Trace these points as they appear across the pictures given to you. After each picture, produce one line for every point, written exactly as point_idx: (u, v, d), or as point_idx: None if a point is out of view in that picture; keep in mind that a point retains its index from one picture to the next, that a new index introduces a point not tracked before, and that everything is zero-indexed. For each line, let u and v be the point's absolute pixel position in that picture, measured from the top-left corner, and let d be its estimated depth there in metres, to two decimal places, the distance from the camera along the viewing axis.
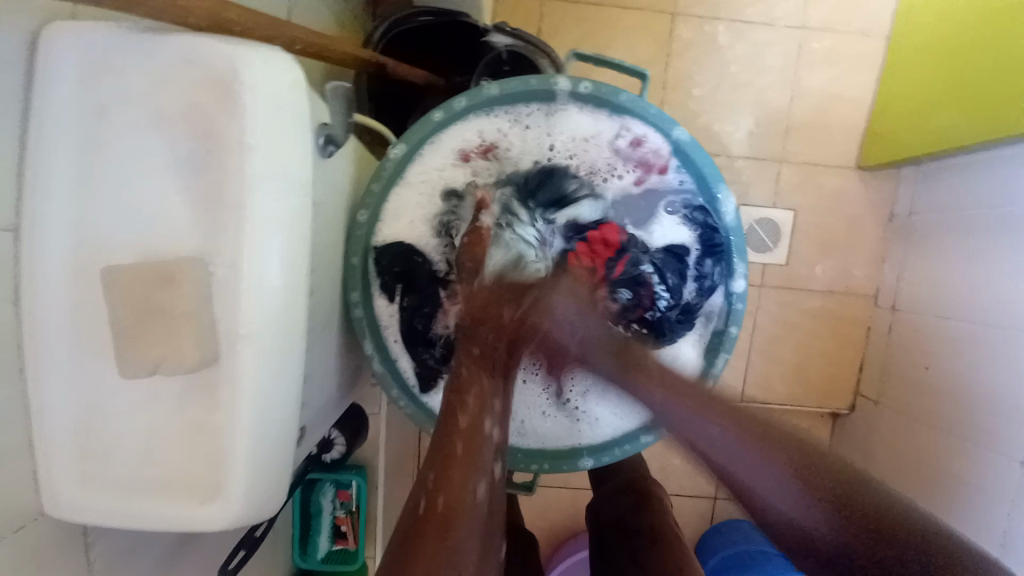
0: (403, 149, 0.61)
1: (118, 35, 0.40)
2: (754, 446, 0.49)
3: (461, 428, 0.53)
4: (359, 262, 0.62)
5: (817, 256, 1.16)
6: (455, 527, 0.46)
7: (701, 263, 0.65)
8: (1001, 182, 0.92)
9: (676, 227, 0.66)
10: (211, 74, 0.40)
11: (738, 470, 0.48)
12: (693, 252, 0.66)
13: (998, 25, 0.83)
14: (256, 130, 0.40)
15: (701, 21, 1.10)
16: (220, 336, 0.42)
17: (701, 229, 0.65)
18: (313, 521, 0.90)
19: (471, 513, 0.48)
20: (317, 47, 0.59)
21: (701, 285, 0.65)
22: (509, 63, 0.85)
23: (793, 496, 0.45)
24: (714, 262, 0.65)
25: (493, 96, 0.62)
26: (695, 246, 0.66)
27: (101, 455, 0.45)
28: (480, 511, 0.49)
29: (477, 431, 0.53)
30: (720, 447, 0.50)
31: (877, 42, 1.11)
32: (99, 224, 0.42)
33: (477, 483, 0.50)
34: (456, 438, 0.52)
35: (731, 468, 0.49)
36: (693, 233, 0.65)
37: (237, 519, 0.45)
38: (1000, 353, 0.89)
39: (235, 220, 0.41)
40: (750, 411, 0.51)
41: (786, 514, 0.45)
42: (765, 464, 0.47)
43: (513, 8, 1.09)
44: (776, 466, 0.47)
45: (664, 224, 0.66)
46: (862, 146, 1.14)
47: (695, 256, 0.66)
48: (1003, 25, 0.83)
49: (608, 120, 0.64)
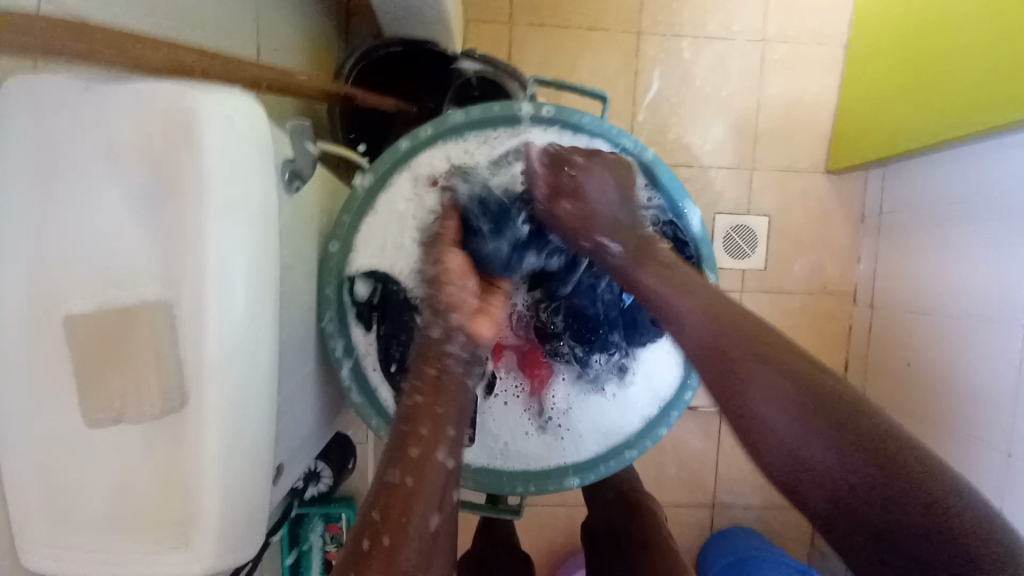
0: (372, 178, 0.62)
1: (70, 83, 0.41)
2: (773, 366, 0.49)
3: (414, 449, 0.49)
4: (333, 292, 0.62)
5: (793, 258, 1.18)
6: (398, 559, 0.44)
7: None
8: (969, 179, 0.94)
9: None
10: (162, 119, 0.41)
11: (743, 392, 0.49)
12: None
13: (946, 31, 0.88)
14: (210, 170, 0.41)
15: (664, 38, 1.14)
16: (186, 374, 0.42)
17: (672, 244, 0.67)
18: (302, 559, 0.88)
19: (424, 534, 0.46)
20: (281, 84, 0.60)
21: None
22: (478, 88, 0.87)
23: (802, 419, 0.46)
24: None
25: (460, 123, 0.63)
26: None
27: (65, 506, 0.44)
28: (432, 535, 0.47)
29: (434, 456, 0.50)
30: (740, 366, 0.50)
31: (834, 50, 1.15)
32: (52, 272, 0.42)
33: (433, 513, 0.47)
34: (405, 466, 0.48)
35: (736, 389, 0.50)
36: None
37: (209, 560, 0.44)
38: (978, 343, 0.91)
39: (195, 259, 0.41)
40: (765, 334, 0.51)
41: (793, 439, 0.46)
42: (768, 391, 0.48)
43: (480, 33, 1.12)
44: (784, 398, 0.47)
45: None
46: (829, 150, 1.17)
47: None
48: (951, 31, 0.87)
49: (573, 142, 0.65)
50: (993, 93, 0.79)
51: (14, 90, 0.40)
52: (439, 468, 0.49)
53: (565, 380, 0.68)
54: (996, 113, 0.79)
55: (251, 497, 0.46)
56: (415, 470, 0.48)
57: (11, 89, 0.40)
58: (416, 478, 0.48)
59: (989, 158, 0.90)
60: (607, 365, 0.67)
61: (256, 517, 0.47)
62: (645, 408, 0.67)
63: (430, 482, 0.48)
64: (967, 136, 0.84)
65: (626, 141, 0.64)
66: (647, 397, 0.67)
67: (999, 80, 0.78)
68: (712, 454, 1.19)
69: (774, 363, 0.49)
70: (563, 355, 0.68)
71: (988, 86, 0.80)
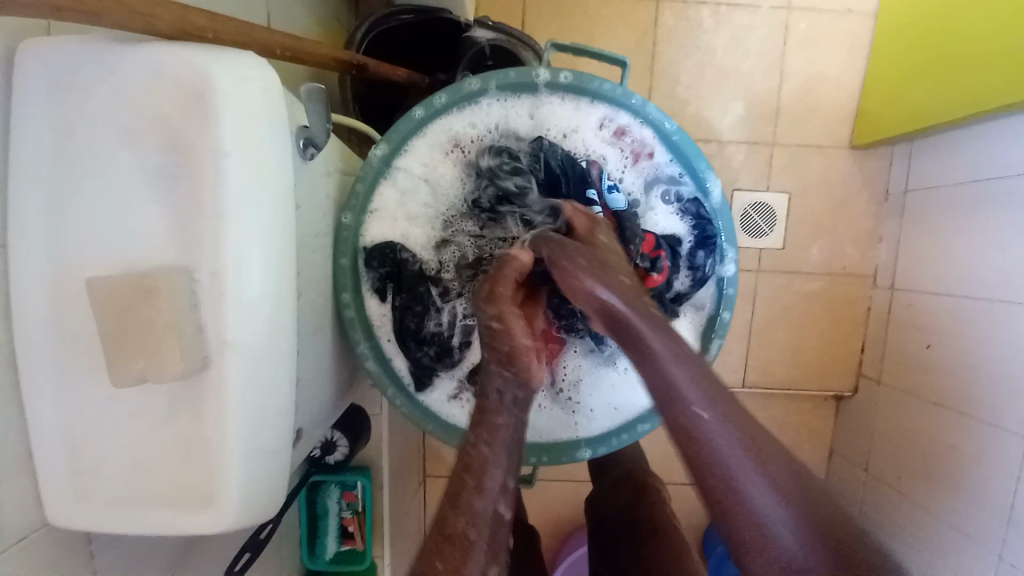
0: (387, 148, 0.61)
1: (83, 45, 0.40)
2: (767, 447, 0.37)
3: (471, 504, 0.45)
4: (348, 263, 0.62)
5: (812, 238, 1.15)
6: None
7: (693, 255, 0.65)
8: (996, 157, 0.91)
9: (669, 218, 0.66)
10: (182, 87, 0.40)
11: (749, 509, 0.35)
12: (683, 243, 0.66)
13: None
14: (226, 138, 0.40)
15: (684, 7, 1.09)
16: (207, 342, 0.42)
17: (693, 220, 0.65)
18: (320, 523, 0.91)
19: None
20: (292, 50, 0.59)
21: (693, 275, 0.66)
22: (492, 57, 0.85)
23: (805, 537, 0.33)
24: (706, 253, 0.65)
25: (475, 91, 0.61)
26: (687, 237, 0.66)
27: (92, 470, 0.45)
28: None
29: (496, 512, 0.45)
30: (731, 459, 0.36)
31: (864, 18, 1.10)
32: (72, 240, 0.42)
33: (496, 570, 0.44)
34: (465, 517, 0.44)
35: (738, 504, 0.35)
36: (686, 224, 0.66)
37: (231, 521, 0.45)
38: (1000, 326, 0.88)
39: (214, 227, 0.41)
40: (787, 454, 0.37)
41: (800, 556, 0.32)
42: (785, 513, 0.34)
43: (493, 2, 1.09)
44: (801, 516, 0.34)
45: (657, 213, 0.66)
46: (853, 124, 1.13)
47: (687, 248, 0.66)
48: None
49: (590, 110, 0.64)
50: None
51: (26, 54, 0.39)
52: (499, 520, 0.45)
53: (576, 352, 0.68)
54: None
55: (272, 464, 0.47)
56: (477, 523, 0.44)
57: (23, 58, 0.39)
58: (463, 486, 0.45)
59: (1017, 135, 0.86)
60: None
61: (276, 482, 0.49)
62: None
63: (495, 537, 0.45)
64: (984, 112, 0.83)
65: (644, 106, 0.62)
66: None
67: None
68: None
69: (759, 450, 0.37)
70: (578, 329, 0.67)
71: (1019, 62, 0.77)
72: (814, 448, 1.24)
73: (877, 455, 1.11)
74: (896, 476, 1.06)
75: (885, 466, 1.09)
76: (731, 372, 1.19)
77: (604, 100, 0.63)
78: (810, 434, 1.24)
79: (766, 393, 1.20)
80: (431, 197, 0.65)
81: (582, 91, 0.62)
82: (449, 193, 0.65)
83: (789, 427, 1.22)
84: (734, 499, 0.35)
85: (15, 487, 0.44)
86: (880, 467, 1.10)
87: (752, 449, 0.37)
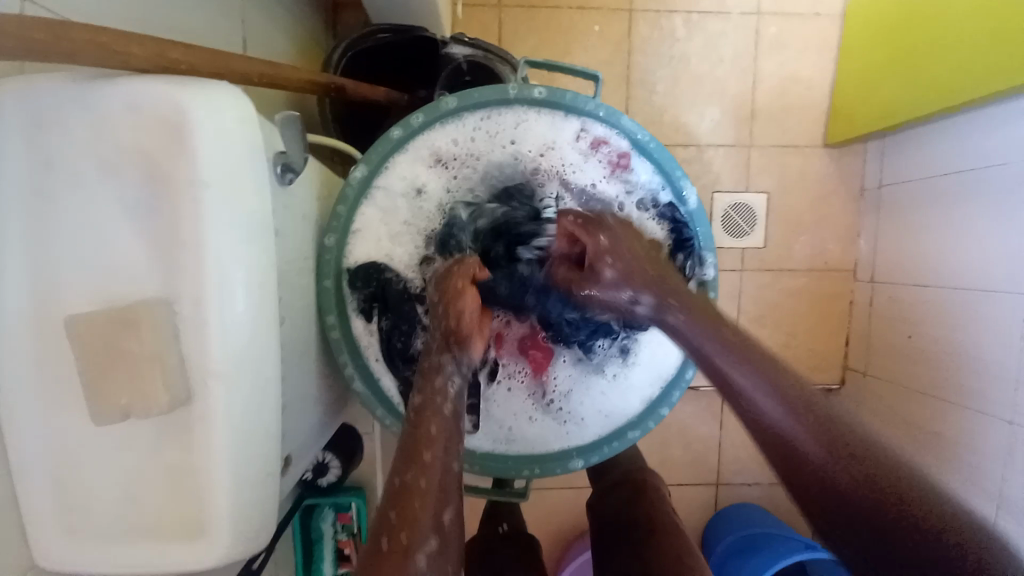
0: (367, 168, 0.62)
1: (54, 86, 0.40)
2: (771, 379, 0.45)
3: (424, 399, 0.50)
4: (332, 284, 0.62)
5: (793, 235, 1.17)
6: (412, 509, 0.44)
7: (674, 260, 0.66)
8: (968, 149, 0.93)
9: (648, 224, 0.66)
10: (156, 120, 0.41)
11: (748, 399, 0.45)
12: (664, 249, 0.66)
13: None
14: (205, 167, 0.41)
15: (657, 16, 1.12)
16: (192, 372, 0.42)
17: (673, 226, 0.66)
18: (315, 549, 0.89)
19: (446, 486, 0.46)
20: (270, 77, 0.59)
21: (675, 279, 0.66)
22: (470, 73, 0.86)
23: (793, 416, 0.43)
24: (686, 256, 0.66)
25: (453, 109, 0.63)
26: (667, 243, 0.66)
27: (76, 509, 0.45)
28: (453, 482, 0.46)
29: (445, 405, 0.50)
30: (731, 367, 0.47)
31: (830, 22, 1.13)
32: (49, 277, 0.42)
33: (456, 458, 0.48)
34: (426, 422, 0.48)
35: (737, 394, 0.46)
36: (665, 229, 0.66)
37: (222, 551, 0.45)
38: (982, 313, 0.90)
39: (194, 257, 0.41)
40: (752, 338, 0.49)
41: (782, 428, 0.43)
42: (774, 396, 0.44)
43: (469, 19, 1.10)
44: (776, 390, 0.44)
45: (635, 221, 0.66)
46: (827, 123, 1.16)
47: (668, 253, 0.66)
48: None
49: (565, 123, 0.65)
50: (996, 62, 0.77)
51: None
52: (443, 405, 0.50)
53: (565, 361, 0.67)
54: (1009, 78, 0.76)
55: (260, 493, 0.47)
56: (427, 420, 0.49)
57: None
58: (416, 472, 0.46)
59: (987, 129, 0.89)
60: (609, 347, 0.67)
61: (266, 511, 0.48)
62: (644, 389, 0.67)
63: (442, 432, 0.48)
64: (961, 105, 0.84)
65: (621, 120, 0.64)
66: (649, 379, 0.67)
67: (1006, 46, 0.76)
68: (717, 433, 1.20)
69: (746, 353, 0.47)
70: (566, 339, 0.67)
71: (998, 49, 0.77)
72: None
73: None
74: None
75: None
76: None
77: (580, 116, 0.64)
78: None
79: None
80: (411, 214, 0.64)
81: (561, 107, 0.64)
82: (428, 208, 0.64)
83: None
84: (740, 404, 0.46)
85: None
86: None
87: (740, 352, 0.47)
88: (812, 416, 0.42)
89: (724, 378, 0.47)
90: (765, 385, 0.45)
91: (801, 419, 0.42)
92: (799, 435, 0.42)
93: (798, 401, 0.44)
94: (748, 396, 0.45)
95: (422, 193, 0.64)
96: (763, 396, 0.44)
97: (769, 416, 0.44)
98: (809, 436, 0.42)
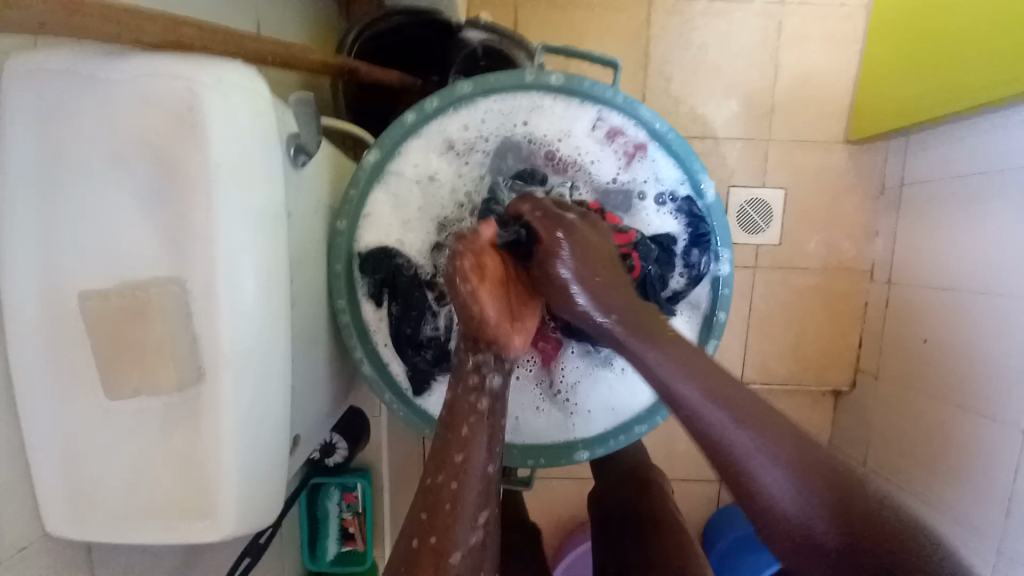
0: (379, 153, 0.61)
1: (70, 63, 0.40)
2: (784, 450, 0.40)
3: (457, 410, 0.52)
4: (342, 269, 0.62)
5: (808, 233, 1.15)
6: (448, 525, 0.47)
7: (688, 253, 0.65)
8: (988, 149, 0.91)
9: (662, 218, 0.66)
10: (165, 100, 0.40)
11: (753, 474, 0.40)
12: (676, 242, 0.66)
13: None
14: (216, 146, 0.40)
15: (677, 4, 1.09)
16: (200, 353, 0.43)
17: (688, 219, 0.65)
18: (320, 527, 0.90)
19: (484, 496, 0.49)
20: (282, 58, 0.58)
21: (689, 273, 0.66)
22: (485, 59, 0.85)
23: (799, 492, 0.38)
24: (701, 251, 0.65)
25: (467, 94, 0.62)
26: (681, 235, 0.65)
27: (87, 483, 0.46)
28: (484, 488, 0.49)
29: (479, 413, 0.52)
30: (732, 433, 0.41)
31: (857, 13, 1.10)
32: (63, 253, 0.42)
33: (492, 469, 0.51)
34: (454, 441, 0.51)
35: (744, 467, 0.40)
36: (680, 222, 0.65)
37: (229, 528, 0.46)
38: (1000, 318, 0.88)
39: (204, 239, 0.41)
40: (754, 395, 0.43)
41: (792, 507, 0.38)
42: (781, 468, 0.39)
43: (485, 3, 1.08)
44: (782, 453, 0.40)
45: (650, 213, 0.66)
46: (847, 120, 1.13)
47: (682, 246, 0.66)
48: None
49: (581, 111, 0.63)
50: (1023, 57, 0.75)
51: (18, 73, 0.40)
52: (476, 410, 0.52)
53: (574, 353, 0.68)
54: None
55: (267, 470, 0.48)
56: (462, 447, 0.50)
57: (9, 77, 0.40)
58: (450, 475, 0.49)
59: (1007, 128, 0.87)
60: None
61: (272, 489, 0.48)
62: None
63: (474, 449, 0.50)
64: (986, 102, 0.81)
65: (643, 111, 0.63)
66: None
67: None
68: None
69: (754, 419, 0.41)
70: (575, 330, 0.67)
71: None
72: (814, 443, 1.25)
73: (875, 450, 1.12)
74: (895, 470, 1.07)
75: (884, 460, 1.09)
76: (729, 368, 1.19)
77: (598, 107, 0.63)
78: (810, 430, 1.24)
79: (765, 389, 1.20)
80: (423, 200, 0.64)
81: (579, 98, 0.63)
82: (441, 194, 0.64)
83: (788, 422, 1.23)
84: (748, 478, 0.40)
85: (14, 497, 0.44)
86: (879, 461, 1.11)
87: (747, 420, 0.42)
88: (821, 491, 0.38)
89: (719, 442, 0.42)
90: (778, 454, 0.40)
91: (814, 495, 0.38)
92: (807, 518, 0.37)
93: (816, 475, 0.38)
94: (755, 473, 0.40)
95: (435, 180, 0.64)
96: (776, 469, 0.39)
97: (776, 494, 0.39)
98: (820, 516, 0.37)
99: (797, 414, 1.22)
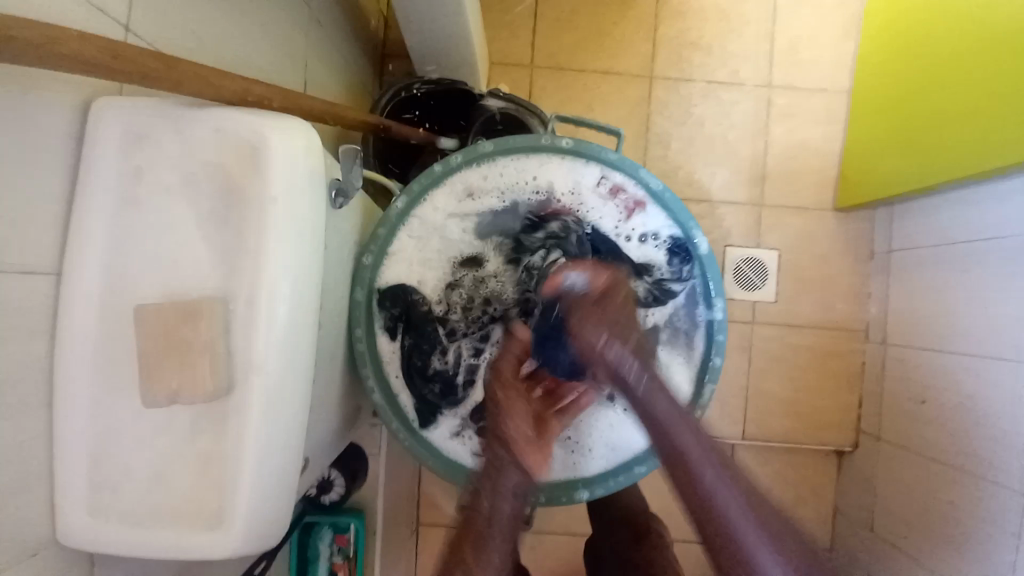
0: (406, 199, 0.71)
1: (157, 110, 0.47)
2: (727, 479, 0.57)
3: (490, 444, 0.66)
4: (362, 299, 0.69)
5: (802, 293, 1.20)
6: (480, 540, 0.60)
7: (673, 285, 0.71)
8: (982, 218, 0.93)
9: (653, 250, 0.72)
10: (242, 147, 0.48)
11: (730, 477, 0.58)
12: (666, 276, 0.71)
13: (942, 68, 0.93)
14: (274, 184, 0.47)
15: (675, 83, 1.21)
16: (235, 366, 0.47)
17: (675, 255, 0.72)
18: (309, 567, 0.89)
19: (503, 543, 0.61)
20: (330, 116, 0.68)
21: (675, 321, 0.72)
22: (502, 123, 0.95)
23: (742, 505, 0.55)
24: (683, 284, 0.71)
25: (488, 151, 0.71)
26: (666, 265, 0.72)
27: (111, 484, 0.48)
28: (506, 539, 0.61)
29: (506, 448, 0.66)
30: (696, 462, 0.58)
31: (840, 96, 1.21)
32: (127, 271, 0.48)
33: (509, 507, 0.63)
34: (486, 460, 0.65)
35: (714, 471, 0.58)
36: (667, 256, 0.72)
37: (237, 543, 0.47)
38: (995, 379, 0.88)
39: (252, 267, 0.47)
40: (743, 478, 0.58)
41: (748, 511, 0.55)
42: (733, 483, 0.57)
43: (503, 78, 1.21)
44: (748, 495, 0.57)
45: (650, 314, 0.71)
46: (835, 189, 1.21)
47: (669, 277, 0.72)
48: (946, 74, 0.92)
49: (585, 169, 0.72)
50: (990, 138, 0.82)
51: (103, 111, 0.45)
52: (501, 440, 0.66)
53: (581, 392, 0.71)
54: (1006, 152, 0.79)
55: (278, 493, 0.50)
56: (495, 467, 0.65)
57: (99, 114, 0.45)
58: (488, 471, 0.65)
59: (1001, 198, 0.89)
60: None
61: (281, 508, 0.51)
62: None
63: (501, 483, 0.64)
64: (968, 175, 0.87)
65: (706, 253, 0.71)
66: None
67: None
68: None
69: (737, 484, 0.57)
70: None
71: (999, 117, 0.81)
72: (816, 507, 1.23)
73: (881, 516, 1.09)
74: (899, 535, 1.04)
75: (890, 526, 1.07)
76: (731, 423, 1.20)
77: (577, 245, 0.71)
78: (813, 492, 1.23)
79: (766, 446, 1.21)
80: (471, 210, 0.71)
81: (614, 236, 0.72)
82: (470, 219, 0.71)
83: (790, 482, 1.22)
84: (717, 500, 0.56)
85: (34, 498, 0.46)
86: (884, 527, 1.08)
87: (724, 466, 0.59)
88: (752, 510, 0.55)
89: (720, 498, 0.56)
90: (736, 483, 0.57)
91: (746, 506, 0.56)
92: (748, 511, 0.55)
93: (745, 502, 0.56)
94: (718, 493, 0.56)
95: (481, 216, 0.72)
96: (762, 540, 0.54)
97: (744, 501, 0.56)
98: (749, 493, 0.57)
99: (799, 473, 1.21)
